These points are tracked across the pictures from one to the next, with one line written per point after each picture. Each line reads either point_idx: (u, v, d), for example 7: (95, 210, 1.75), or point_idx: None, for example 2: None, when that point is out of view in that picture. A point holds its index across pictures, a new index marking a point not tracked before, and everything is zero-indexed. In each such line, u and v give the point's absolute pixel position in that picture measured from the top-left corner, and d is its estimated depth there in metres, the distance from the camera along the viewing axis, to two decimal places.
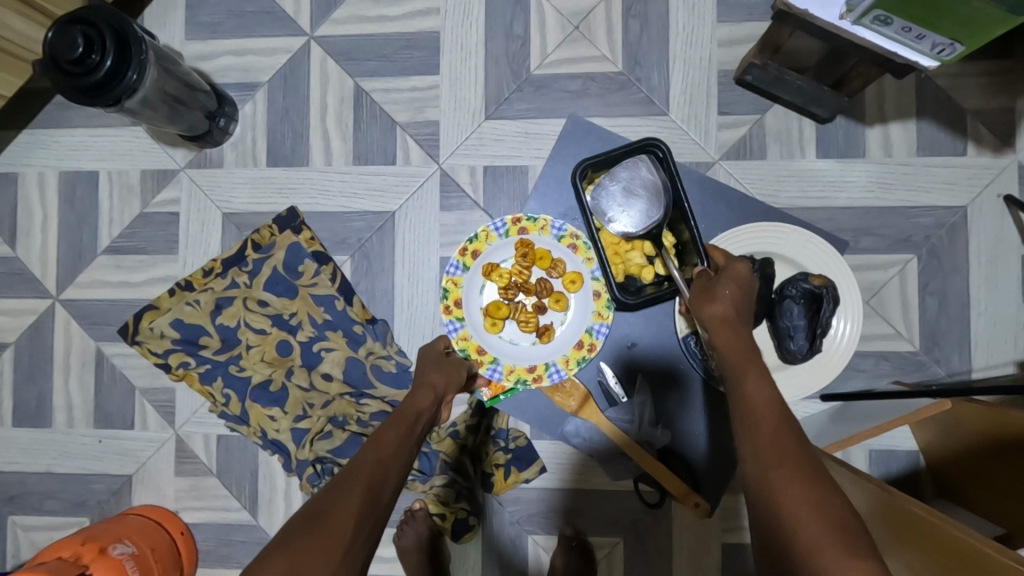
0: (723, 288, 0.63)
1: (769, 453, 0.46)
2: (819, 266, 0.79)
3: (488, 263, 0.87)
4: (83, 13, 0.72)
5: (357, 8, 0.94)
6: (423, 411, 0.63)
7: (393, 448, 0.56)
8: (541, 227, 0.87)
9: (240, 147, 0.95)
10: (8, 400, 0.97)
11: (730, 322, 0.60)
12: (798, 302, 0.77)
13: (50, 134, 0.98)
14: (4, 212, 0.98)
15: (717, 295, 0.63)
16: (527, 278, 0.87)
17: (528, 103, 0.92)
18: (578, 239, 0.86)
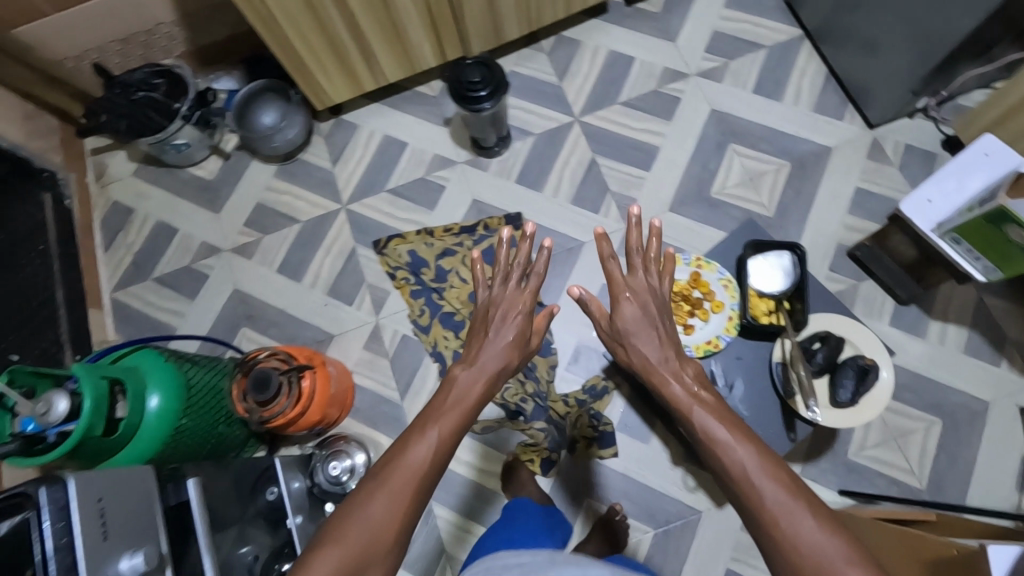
0: (622, 311, 0.89)
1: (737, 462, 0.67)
2: (873, 352, 1.03)
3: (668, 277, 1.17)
4: (490, 64, 1.22)
5: (614, 114, 1.41)
6: (470, 399, 0.80)
7: (426, 446, 0.72)
8: (709, 267, 1.17)
9: (503, 164, 1.41)
10: (282, 254, 1.40)
11: (647, 357, 0.86)
12: (852, 369, 1.01)
13: (390, 110, 1.48)
14: (339, 143, 1.47)
15: (628, 312, 0.89)
16: (690, 293, 1.14)
17: (701, 211, 1.32)
18: (731, 283, 1.15)
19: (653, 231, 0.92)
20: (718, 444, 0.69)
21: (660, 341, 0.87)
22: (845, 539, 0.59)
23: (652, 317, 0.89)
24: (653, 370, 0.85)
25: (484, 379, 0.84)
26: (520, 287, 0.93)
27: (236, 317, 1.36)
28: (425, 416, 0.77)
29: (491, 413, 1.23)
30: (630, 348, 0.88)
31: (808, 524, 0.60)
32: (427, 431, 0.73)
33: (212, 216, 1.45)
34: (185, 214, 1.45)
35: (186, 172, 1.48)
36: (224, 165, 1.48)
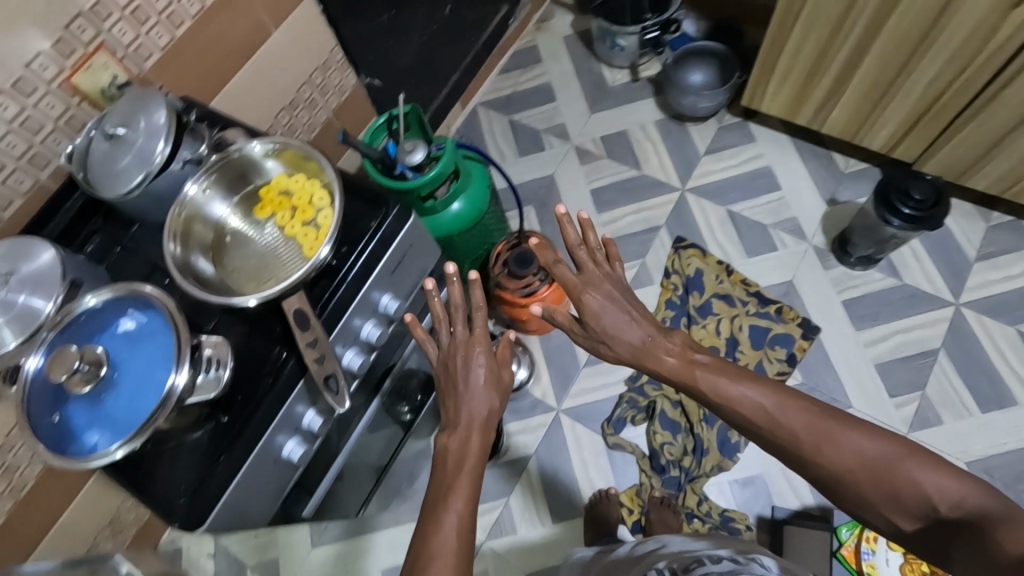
0: (475, 357, 0.72)
1: (761, 415, 0.62)
2: None
3: None
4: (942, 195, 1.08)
5: (998, 334, 1.18)
6: (478, 438, 0.68)
7: (451, 512, 0.61)
8: None
9: (846, 277, 1.27)
10: (605, 182, 1.45)
11: (488, 410, 0.71)
12: None
13: (793, 152, 1.41)
14: (726, 140, 1.44)
15: (462, 358, 0.72)
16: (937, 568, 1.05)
17: (1000, 495, 1.07)
18: None
19: (473, 313, 0.73)
20: (740, 412, 0.64)
21: (481, 382, 0.72)
22: (887, 436, 0.57)
23: (493, 365, 0.73)
24: (473, 423, 0.69)
25: (478, 429, 0.69)
26: (468, 330, 0.74)
27: (533, 194, 1.45)
28: (439, 484, 0.65)
29: (639, 443, 1.20)
30: (466, 416, 0.70)
31: (920, 471, 0.55)
32: (448, 500, 0.62)
33: (584, 111, 1.53)
34: (569, 93, 1.56)
35: (598, 66, 1.58)
36: (628, 84, 1.55)
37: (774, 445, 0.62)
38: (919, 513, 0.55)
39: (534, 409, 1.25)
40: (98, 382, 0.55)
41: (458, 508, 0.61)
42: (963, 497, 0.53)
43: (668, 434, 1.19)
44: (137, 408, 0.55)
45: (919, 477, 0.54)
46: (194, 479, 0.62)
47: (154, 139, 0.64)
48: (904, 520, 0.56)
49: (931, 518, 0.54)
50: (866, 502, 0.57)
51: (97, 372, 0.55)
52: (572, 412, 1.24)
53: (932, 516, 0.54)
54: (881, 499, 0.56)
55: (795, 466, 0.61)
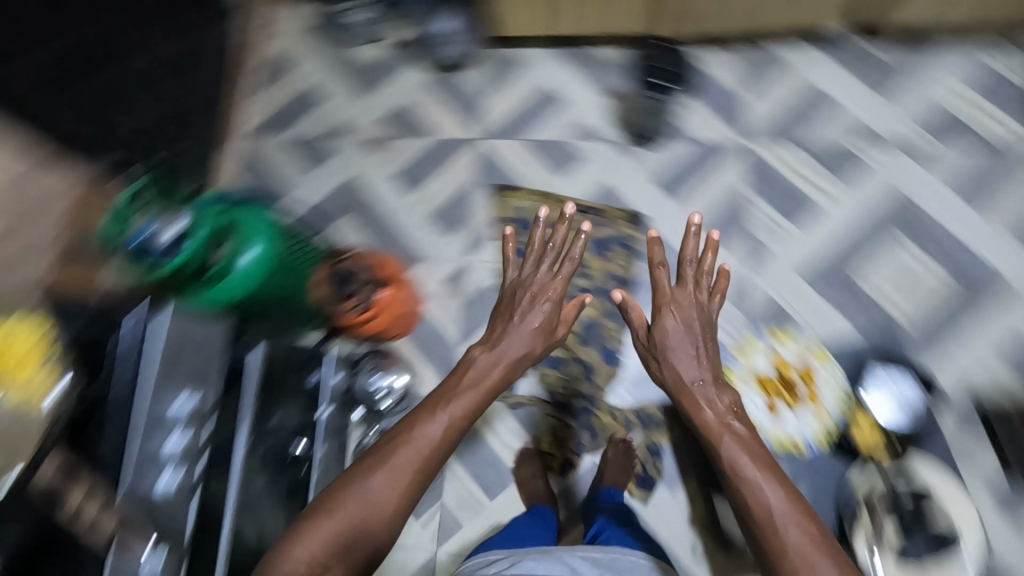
0: (540, 313, 0.97)
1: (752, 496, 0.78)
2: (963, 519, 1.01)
3: (781, 356, 1.16)
4: None
5: (786, 154, 1.28)
6: (487, 381, 0.90)
7: (436, 425, 0.83)
8: (826, 363, 1.15)
9: (650, 160, 1.33)
10: (405, 162, 1.41)
11: (523, 353, 0.95)
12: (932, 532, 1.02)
13: (561, 62, 1.42)
14: (498, 75, 1.43)
15: (527, 300, 0.98)
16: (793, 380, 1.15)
17: (833, 290, 1.20)
18: (843, 391, 1.13)
19: (574, 267, 1.00)
20: (735, 461, 0.82)
21: (532, 332, 0.96)
22: (796, 504, 0.77)
23: (558, 308, 0.98)
24: (507, 359, 0.93)
25: (504, 362, 0.92)
26: (552, 272, 1.00)
27: (341, 204, 1.39)
28: (448, 392, 0.88)
29: (535, 393, 1.22)
30: (501, 355, 0.93)
31: (803, 538, 0.74)
32: (440, 411, 0.84)
33: (355, 100, 1.46)
34: (332, 88, 1.47)
35: (349, 49, 1.50)
36: (386, 57, 1.48)
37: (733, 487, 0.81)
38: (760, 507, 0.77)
39: None
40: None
41: (438, 427, 0.82)
42: (805, 549, 0.73)
43: (556, 371, 1.22)
44: None
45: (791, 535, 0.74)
46: None
47: None
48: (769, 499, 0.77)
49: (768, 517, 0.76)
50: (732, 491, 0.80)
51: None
52: None
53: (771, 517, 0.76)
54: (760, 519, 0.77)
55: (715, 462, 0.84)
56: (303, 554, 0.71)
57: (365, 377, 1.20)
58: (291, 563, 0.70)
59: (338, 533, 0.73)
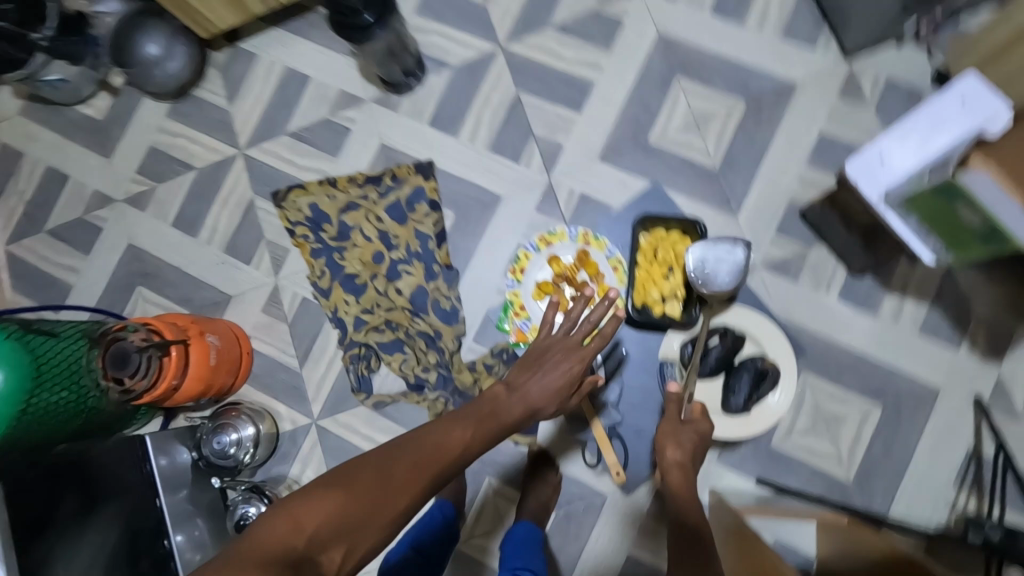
0: (574, 365, 0.74)
1: None
2: (777, 357, 1.01)
3: (553, 254, 1.11)
4: None
5: (544, 42, 1.20)
6: (507, 421, 0.69)
7: (456, 440, 0.65)
8: (600, 245, 1.10)
9: (414, 102, 1.23)
10: (177, 206, 1.28)
11: (544, 404, 0.72)
12: (749, 373, 1.00)
13: (292, 37, 1.29)
14: (235, 76, 1.30)
15: (549, 358, 0.74)
16: (574, 275, 1.10)
17: (635, 160, 1.14)
18: (621, 265, 1.09)
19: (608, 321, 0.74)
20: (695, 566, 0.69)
21: (556, 390, 0.73)
22: None
23: (578, 373, 0.75)
24: (530, 405, 0.72)
25: (524, 411, 0.71)
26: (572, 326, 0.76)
27: (131, 275, 1.27)
28: (472, 412, 0.68)
29: (393, 384, 1.16)
30: (510, 387, 0.73)
31: None
32: (467, 428, 0.66)
33: (102, 162, 1.32)
34: (75, 158, 1.33)
35: (73, 110, 1.34)
36: (113, 103, 1.33)
37: None
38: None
39: (298, 439, 1.17)
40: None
41: (464, 438, 0.65)
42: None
43: (400, 354, 1.16)
44: None
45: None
46: None
47: None
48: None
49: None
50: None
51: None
52: (325, 413, 1.17)
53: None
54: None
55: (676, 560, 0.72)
56: (310, 524, 0.55)
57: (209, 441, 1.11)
58: (275, 533, 0.54)
59: (334, 515, 0.55)
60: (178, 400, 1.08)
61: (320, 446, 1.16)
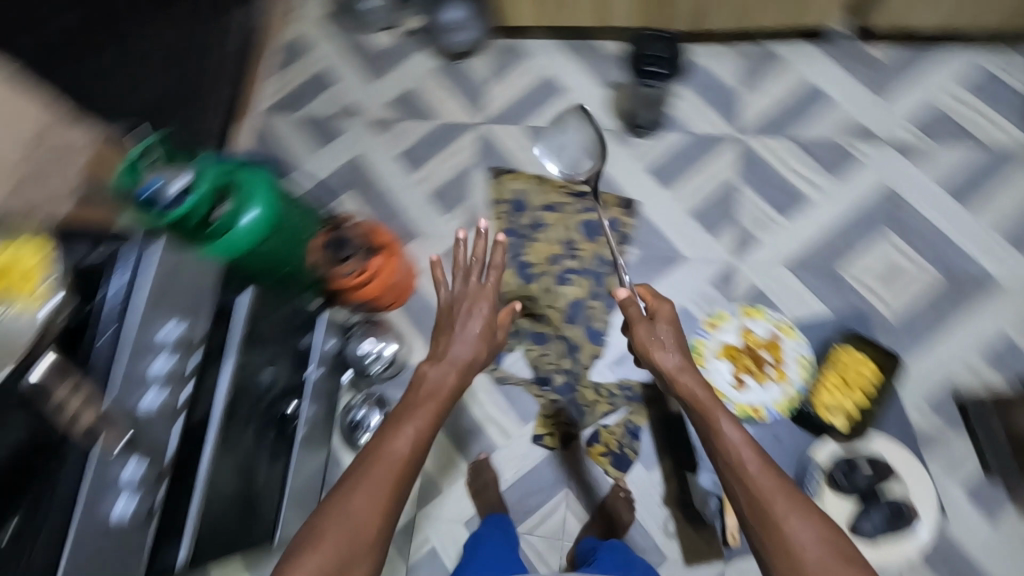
0: (479, 309, 0.90)
1: (761, 490, 0.68)
2: (917, 505, 1.04)
3: (748, 327, 1.18)
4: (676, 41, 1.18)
5: (778, 149, 1.31)
6: (448, 387, 0.81)
7: (400, 442, 0.72)
8: (792, 336, 1.16)
9: (644, 147, 1.36)
10: (409, 143, 1.46)
11: (470, 357, 0.85)
12: (887, 508, 1.03)
13: (565, 54, 1.47)
14: (504, 64, 1.48)
15: (461, 315, 0.90)
16: (759, 352, 1.16)
17: (819, 281, 1.22)
18: (806, 362, 1.14)
19: (492, 269, 0.95)
20: (738, 484, 0.70)
21: (476, 338, 0.87)
22: (813, 518, 0.65)
23: (489, 324, 0.90)
24: (456, 362, 0.84)
25: (458, 368, 0.84)
26: (482, 282, 0.94)
27: (345, 179, 1.44)
28: (409, 401, 0.79)
29: (521, 369, 1.24)
30: (449, 355, 0.85)
31: (806, 528, 0.64)
32: (408, 423, 0.75)
33: (366, 84, 1.52)
34: (346, 72, 1.54)
35: (362, 36, 1.56)
36: (397, 43, 1.54)
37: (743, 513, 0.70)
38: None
39: None
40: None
41: (407, 442, 0.73)
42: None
43: (541, 346, 1.25)
44: None
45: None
46: None
47: None
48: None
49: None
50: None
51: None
52: None
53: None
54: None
55: (759, 534, 0.66)
56: None
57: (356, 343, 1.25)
58: None
59: (325, 565, 0.63)
60: (356, 296, 1.22)
61: None
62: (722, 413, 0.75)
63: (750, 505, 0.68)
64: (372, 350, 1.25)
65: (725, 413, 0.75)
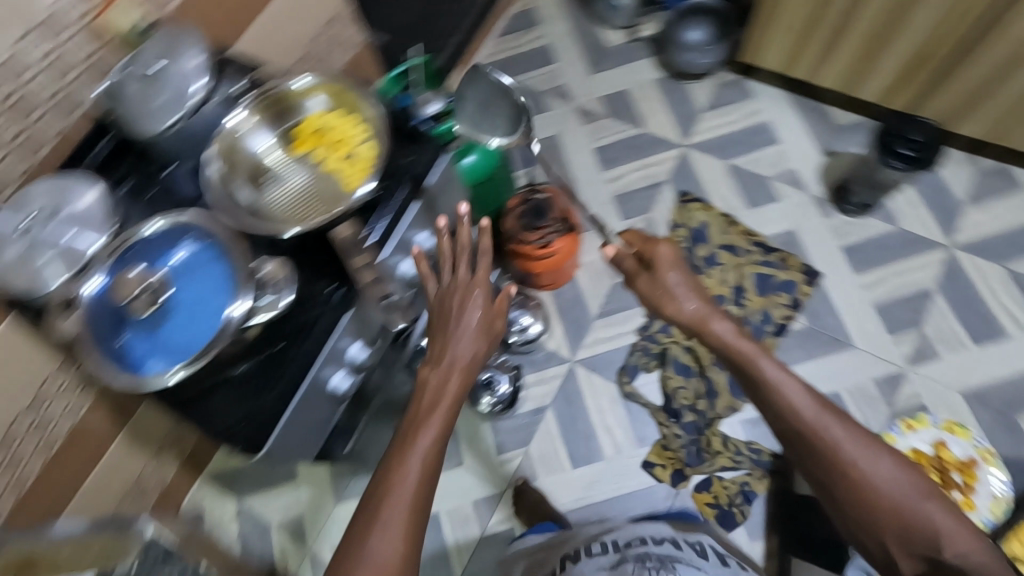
0: (474, 300, 0.70)
1: (822, 435, 0.68)
2: None
3: (947, 442, 1.06)
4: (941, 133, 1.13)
5: (988, 274, 1.24)
6: (451, 392, 0.66)
7: (408, 479, 0.60)
8: (995, 469, 1.04)
9: (844, 224, 1.32)
10: (608, 140, 1.46)
11: (473, 356, 0.69)
12: None
13: (790, 108, 1.44)
14: (725, 98, 1.47)
15: (457, 306, 0.70)
16: (951, 471, 1.04)
17: (991, 421, 1.14)
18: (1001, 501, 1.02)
19: (480, 255, 0.72)
20: (796, 431, 0.70)
21: (476, 328, 0.69)
22: (892, 460, 0.66)
23: (488, 314, 0.71)
24: (457, 365, 0.67)
25: (461, 371, 0.67)
26: (470, 272, 0.72)
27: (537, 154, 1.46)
28: (414, 417, 0.65)
29: (652, 392, 1.23)
30: (450, 356, 0.68)
31: (884, 464, 0.65)
32: (414, 445, 0.62)
33: (584, 72, 1.54)
34: (569, 55, 1.56)
35: (595, 28, 1.58)
36: (627, 45, 1.55)
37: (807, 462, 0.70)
38: (916, 549, 0.63)
39: (548, 361, 1.28)
40: (163, 304, 0.59)
41: (413, 480, 0.60)
42: (967, 552, 0.60)
43: (681, 378, 1.23)
44: (185, 331, 0.59)
45: (939, 522, 0.62)
46: (248, 405, 0.63)
47: (190, 77, 0.65)
48: (899, 548, 0.63)
49: (929, 559, 0.62)
50: (875, 529, 0.65)
51: (161, 296, 0.59)
52: (585, 364, 1.27)
53: (929, 556, 0.62)
54: (890, 528, 0.64)
55: (831, 486, 0.68)
56: None
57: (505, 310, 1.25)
58: None
59: None
60: (529, 266, 1.22)
61: (560, 381, 1.27)
62: (766, 365, 0.73)
63: (813, 462, 0.68)
64: (518, 320, 1.24)
65: (768, 361, 0.73)
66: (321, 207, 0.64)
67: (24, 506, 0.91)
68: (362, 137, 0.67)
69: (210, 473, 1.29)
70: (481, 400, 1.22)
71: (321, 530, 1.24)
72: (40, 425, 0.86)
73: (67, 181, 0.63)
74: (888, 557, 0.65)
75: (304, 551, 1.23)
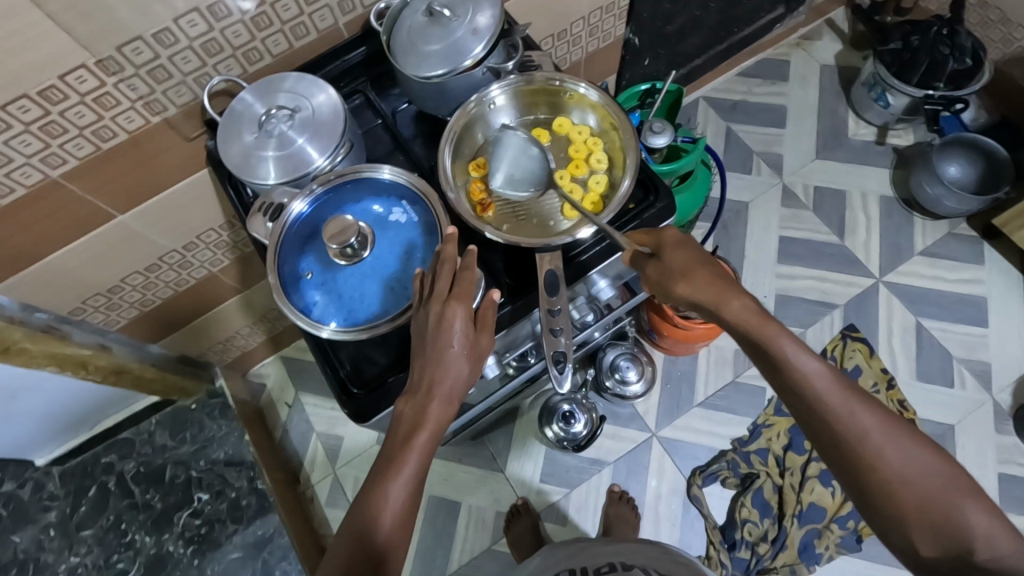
0: (452, 318, 0.53)
1: (857, 432, 0.52)
2: None
3: None
4: None
5: None
6: (428, 422, 0.53)
7: (377, 535, 0.51)
8: None
9: (1014, 449, 1.14)
10: (802, 234, 1.32)
11: (460, 381, 0.54)
12: None
13: (1016, 298, 1.24)
14: (949, 252, 1.28)
15: (433, 327, 0.54)
16: None
17: None
18: None
19: (467, 264, 0.56)
20: (826, 438, 0.53)
21: (456, 348, 0.54)
22: (927, 449, 0.52)
23: (470, 331, 0.55)
24: (436, 392, 0.53)
25: (442, 400, 0.53)
26: (452, 287, 0.55)
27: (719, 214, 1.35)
28: (391, 452, 0.53)
29: (719, 507, 1.15)
30: (428, 381, 0.54)
31: (921, 454, 0.51)
32: (382, 494, 0.52)
33: (809, 152, 1.39)
34: (801, 126, 1.41)
35: (845, 112, 1.42)
36: (870, 145, 1.38)
37: (834, 471, 0.54)
38: (945, 548, 0.49)
39: (629, 422, 1.22)
40: (356, 259, 0.58)
41: (387, 533, 0.51)
42: (1003, 551, 0.48)
43: (756, 513, 1.13)
44: (364, 292, 0.58)
45: (976, 523, 0.49)
46: (374, 372, 0.61)
47: (475, 38, 0.61)
48: (925, 545, 0.50)
49: (960, 559, 0.49)
50: (902, 526, 0.50)
51: (358, 252, 0.58)
52: (665, 443, 1.19)
53: (959, 556, 0.49)
54: (917, 522, 0.50)
55: (844, 471, 0.53)
56: None
57: (614, 353, 1.19)
58: None
59: None
60: (661, 326, 1.13)
61: (633, 446, 1.20)
62: (794, 344, 0.55)
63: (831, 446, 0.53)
64: (622, 369, 1.18)
65: (785, 334, 0.55)
66: (530, 223, 0.64)
67: (138, 323, 0.97)
68: (597, 167, 0.65)
69: (284, 354, 1.34)
70: (551, 425, 1.18)
71: (351, 461, 1.26)
72: (183, 266, 0.91)
73: (317, 86, 0.62)
74: (907, 551, 0.51)
75: (329, 469, 1.26)
